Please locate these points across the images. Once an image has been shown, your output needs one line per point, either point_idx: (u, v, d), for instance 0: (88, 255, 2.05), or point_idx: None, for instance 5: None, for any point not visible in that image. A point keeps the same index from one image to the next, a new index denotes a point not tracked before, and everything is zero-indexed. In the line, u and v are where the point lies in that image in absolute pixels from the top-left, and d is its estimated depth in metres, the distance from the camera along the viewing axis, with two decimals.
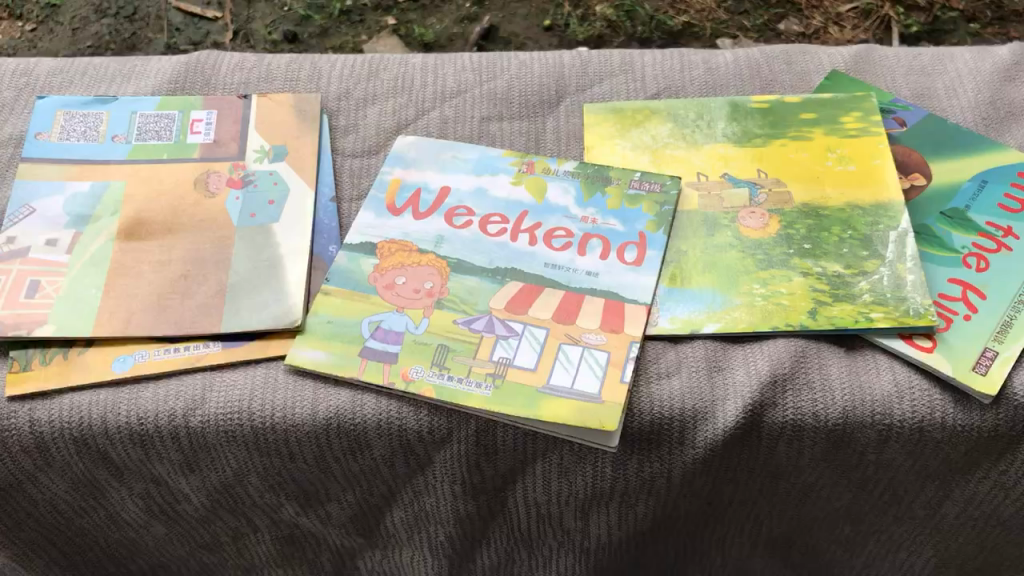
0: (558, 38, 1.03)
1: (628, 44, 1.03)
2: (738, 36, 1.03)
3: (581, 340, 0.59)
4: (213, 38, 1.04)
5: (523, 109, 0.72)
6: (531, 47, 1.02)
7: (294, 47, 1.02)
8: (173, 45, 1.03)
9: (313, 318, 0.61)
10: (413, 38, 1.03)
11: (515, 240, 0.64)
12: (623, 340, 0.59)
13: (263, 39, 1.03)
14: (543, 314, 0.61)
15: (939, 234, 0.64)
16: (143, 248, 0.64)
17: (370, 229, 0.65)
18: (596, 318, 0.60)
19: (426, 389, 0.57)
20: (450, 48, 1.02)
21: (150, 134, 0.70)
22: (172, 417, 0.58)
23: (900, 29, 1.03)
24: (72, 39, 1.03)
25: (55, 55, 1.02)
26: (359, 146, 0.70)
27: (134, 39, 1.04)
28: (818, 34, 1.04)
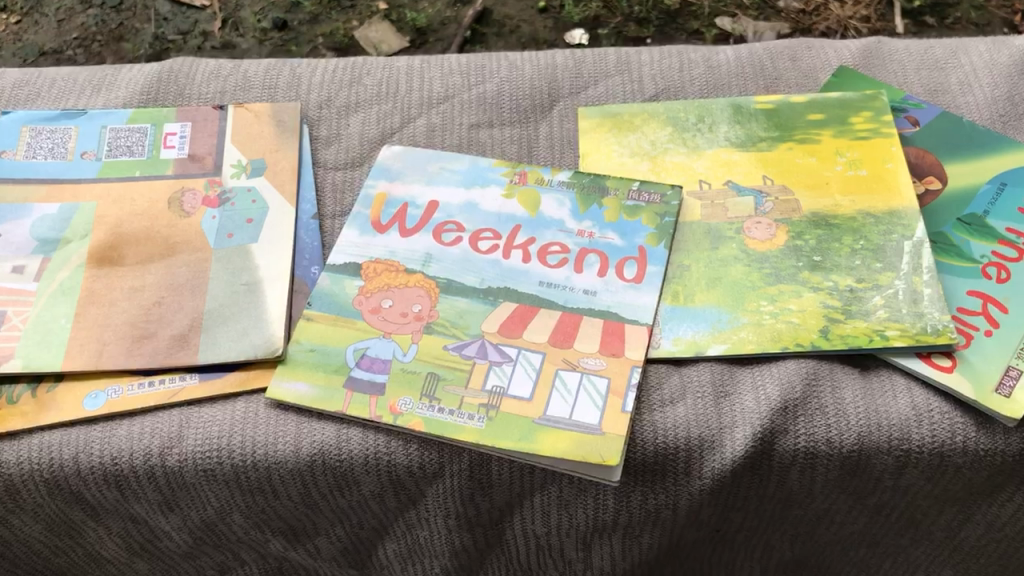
0: (553, 20, 0.99)
1: (626, 25, 0.99)
2: (738, 14, 0.99)
3: (579, 366, 0.56)
4: (201, 27, 0.99)
5: (514, 114, 0.68)
6: (526, 30, 0.99)
7: (284, 34, 0.99)
8: (161, 36, 0.99)
9: (295, 347, 0.57)
10: (405, 23, 0.99)
11: (508, 257, 0.61)
12: (624, 366, 0.56)
13: (252, 27, 0.99)
14: (538, 337, 0.57)
15: (956, 242, 0.60)
16: (116, 275, 0.61)
17: (354, 248, 0.62)
18: (594, 342, 0.57)
19: (415, 423, 0.54)
20: (444, 33, 0.99)
21: (121, 150, 0.66)
22: (147, 456, 0.55)
23: (903, 4, 0.99)
24: (58, 30, 0.99)
25: (41, 48, 0.98)
26: (342, 157, 0.67)
27: (121, 29, 1.00)
28: (818, 10, 0.99)
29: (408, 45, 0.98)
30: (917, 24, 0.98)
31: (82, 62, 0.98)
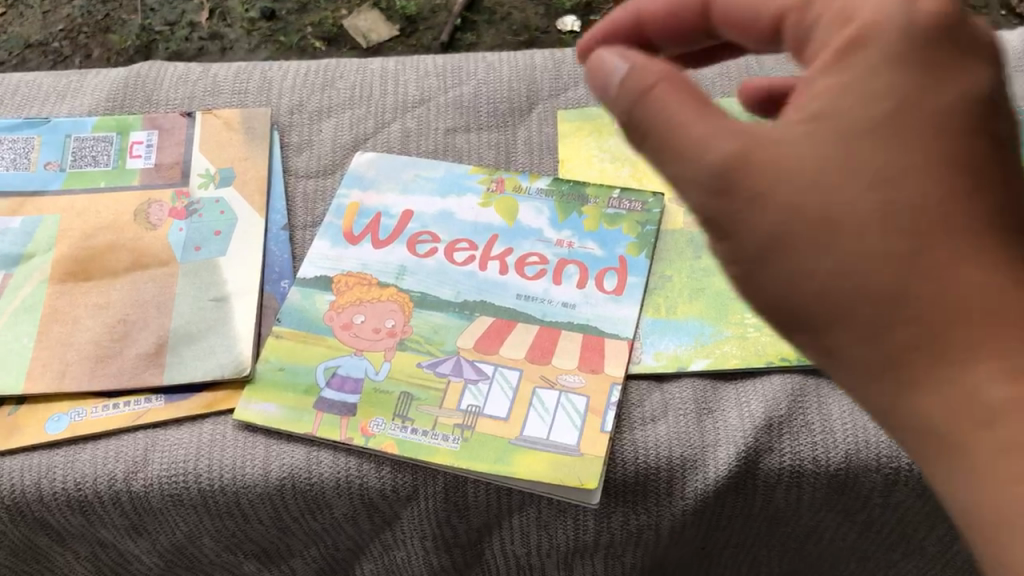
0: (545, 7, 0.98)
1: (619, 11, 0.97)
2: None
3: (558, 383, 0.54)
4: (188, 17, 0.97)
5: (492, 118, 0.66)
6: (518, 16, 0.97)
7: (272, 24, 0.97)
8: (148, 26, 0.97)
9: (264, 366, 0.56)
10: (395, 11, 0.97)
11: (485, 269, 0.59)
12: (603, 384, 0.54)
13: (240, 18, 0.97)
14: (515, 353, 0.55)
15: None
16: (80, 291, 0.59)
17: (326, 261, 0.60)
18: (573, 358, 0.55)
19: (387, 445, 0.52)
20: (434, 20, 0.97)
21: (86, 160, 0.64)
22: (111, 482, 0.53)
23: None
24: (44, 22, 0.97)
25: (27, 41, 0.96)
26: (313, 165, 0.65)
27: (108, 21, 0.98)
28: None
29: (398, 34, 0.96)
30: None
31: (68, 54, 0.96)
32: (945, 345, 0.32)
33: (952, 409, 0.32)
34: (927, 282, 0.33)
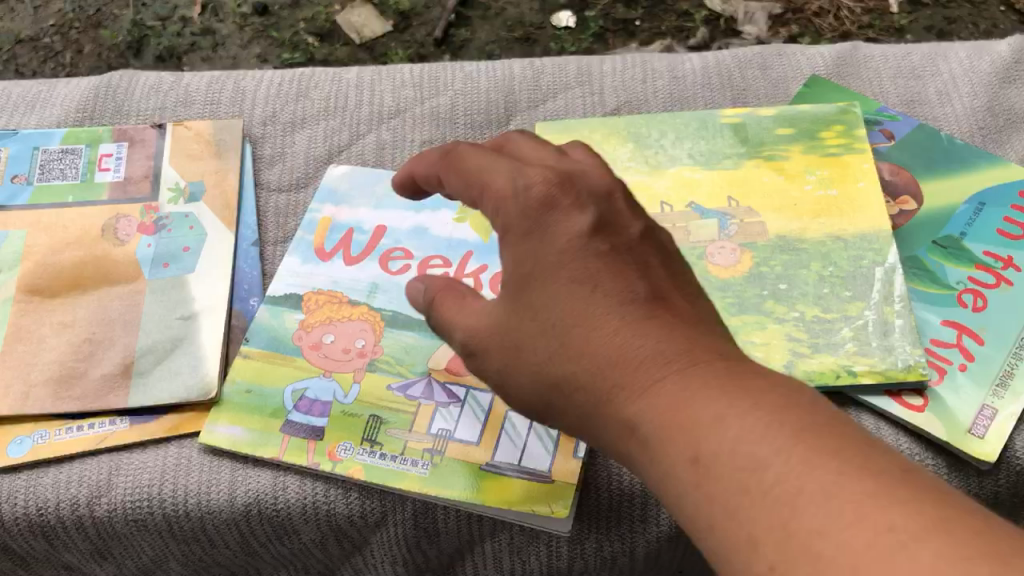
0: (540, 3, 0.98)
1: (613, 6, 0.98)
2: None
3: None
4: (180, 12, 0.96)
5: (469, 130, 0.65)
6: (513, 12, 0.97)
7: (265, 19, 0.96)
8: (139, 21, 0.96)
9: (230, 388, 0.54)
10: (388, 6, 0.97)
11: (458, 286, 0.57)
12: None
13: (231, 13, 0.97)
14: None
15: (931, 267, 0.57)
16: (45, 309, 0.57)
17: (296, 278, 0.58)
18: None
19: (354, 470, 0.51)
20: (428, 16, 0.97)
21: (54, 173, 0.63)
22: (74, 507, 0.52)
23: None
24: (35, 17, 0.97)
25: (18, 35, 0.95)
26: (285, 178, 0.63)
27: (99, 16, 0.97)
28: None
29: (390, 29, 0.96)
30: (913, 3, 0.98)
31: (60, 50, 0.95)
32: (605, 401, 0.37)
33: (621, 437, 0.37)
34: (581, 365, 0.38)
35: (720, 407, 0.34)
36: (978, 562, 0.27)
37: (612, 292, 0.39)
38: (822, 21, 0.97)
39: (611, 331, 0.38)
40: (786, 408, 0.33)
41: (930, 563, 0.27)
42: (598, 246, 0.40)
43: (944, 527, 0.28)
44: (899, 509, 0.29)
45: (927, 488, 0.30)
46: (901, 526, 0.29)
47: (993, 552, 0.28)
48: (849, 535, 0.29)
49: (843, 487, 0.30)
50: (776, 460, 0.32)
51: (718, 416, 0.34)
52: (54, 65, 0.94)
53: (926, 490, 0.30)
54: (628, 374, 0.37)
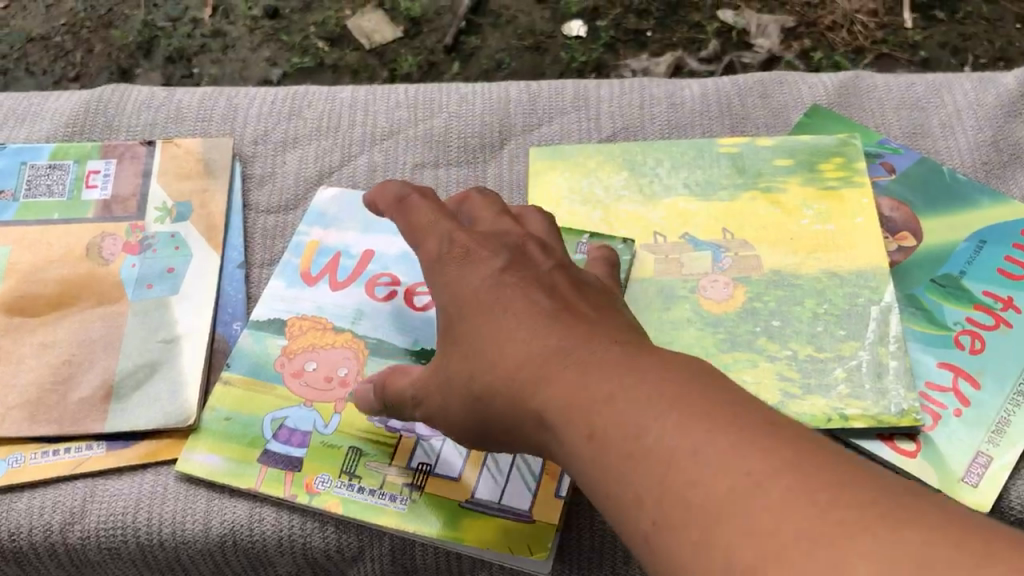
0: (551, 11, 0.98)
1: (625, 17, 0.97)
2: (741, 7, 0.98)
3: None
4: (191, 14, 0.98)
5: (462, 153, 0.64)
6: (524, 21, 0.97)
7: (276, 23, 0.97)
8: (150, 22, 0.97)
9: (209, 415, 0.53)
10: (399, 12, 0.98)
11: None
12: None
13: (243, 16, 0.98)
14: None
15: (929, 307, 0.56)
16: (26, 329, 0.56)
17: (281, 302, 0.58)
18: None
19: (331, 504, 0.50)
20: (439, 23, 0.97)
21: (40, 189, 0.62)
22: (47, 533, 0.51)
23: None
24: (46, 16, 0.98)
25: (30, 34, 0.97)
26: (275, 200, 0.63)
27: (110, 16, 0.98)
28: (824, 3, 0.99)
29: (401, 35, 0.97)
30: (927, 18, 0.97)
31: (70, 49, 0.96)
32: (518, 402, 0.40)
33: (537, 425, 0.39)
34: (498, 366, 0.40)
35: (608, 386, 0.36)
36: (822, 496, 0.29)
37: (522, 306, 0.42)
38: (835, 35, 0.97)
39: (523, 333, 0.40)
40: (668, 378, 0.35)
41: (782, 505, 0.30)
42: (508, 276, 0.43)
43: (796, 469, 0.31)
44: (759, 457, 0.31)
45: (792, 438, 0.32)
46: (758, 470, 0.31)
47: (839, 487, 0.30)
48: (714, 483, 0.31)
49: (711, 442, 0.32)
50: (655, 424, 0.34)
51: (607, 394, 0.36)
52: (65, 64, 0.95)
53: (787, 437, 0.32)
54: (534, 369, 0.39)
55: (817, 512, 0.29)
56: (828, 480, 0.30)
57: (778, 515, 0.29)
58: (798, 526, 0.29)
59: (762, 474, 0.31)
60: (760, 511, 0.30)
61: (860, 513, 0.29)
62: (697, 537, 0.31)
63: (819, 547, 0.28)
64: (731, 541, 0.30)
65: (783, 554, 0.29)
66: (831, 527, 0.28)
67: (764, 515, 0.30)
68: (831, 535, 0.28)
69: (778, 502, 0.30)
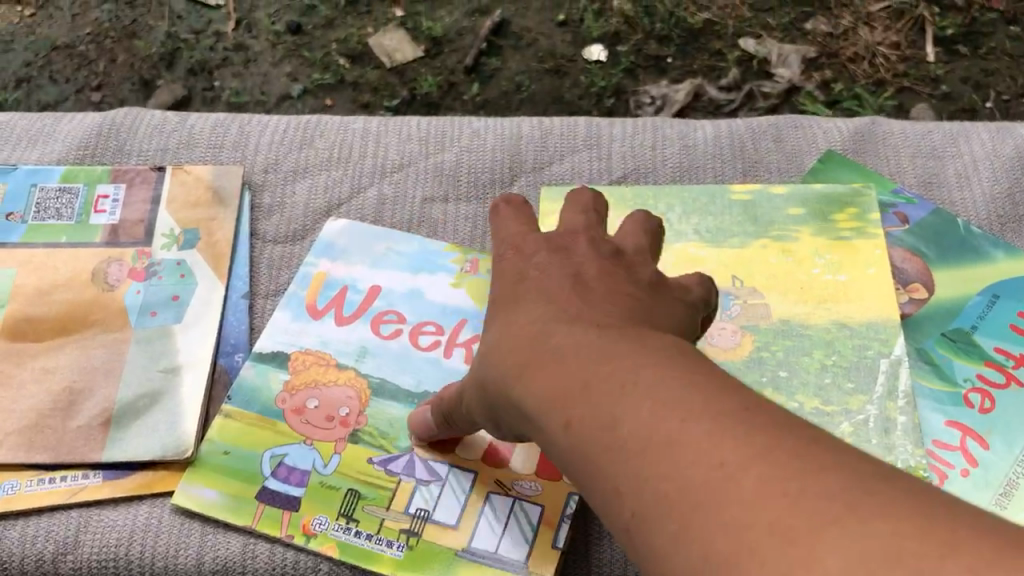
0: (572, 34, 0.98)
1: (646, 42, 0.97)
2: (763, 36, 0.97)
3: (513, 490, 0.51)
4: (215, 27, 0.98)
5: (472, 190, 0.64)
6: (544, 44, 0.97)
7: (298, 39, 0.97)
8: (174, 34, 0.97)
9: (208, 448, 0.53)
10: (421, 32, 0.97)
11: (449, 356, 0.57)
12: (559, 493, 0.51)
13: (266, 30, 0.98)
14: (472, 454, 0.53)
15: (939, 361, 0.55)
16: (28, 354, 0.56)
17: (285, 335, 0.57)
18: (531, 462, 0.52)
19: (327, 546, 0.50)
20: (460, 43, 0.97)
21: (50, 212, 0.62)
22: (39, 562, 0.51)
23: (935, 31, 0.98)
24: (72, 25, 0.98)
25: (54, 42, 0.97)
26: (283, 230, 0.62)
27: (135, 26, 0.98)
28: (846, 34, 0.98)
29: (422, 55, 0.96)
30: (949, 52, 0.97)
31: (94, 58, 0.96)
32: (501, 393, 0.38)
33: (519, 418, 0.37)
34: (487, 365, 0.39)
35: (586, 372, 0.34)
36: (793, 485, 0.27)
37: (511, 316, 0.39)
38: (857, 67, 0.96)
39: (519, 320, 0.38)
40: (642, 362, 0.33)
41: (752, 501, 0.27)
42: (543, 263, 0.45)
43: (769, 456, 0.28)
44: (731, 444, 0.29)
45: (771, 423, 0.29)
46: (731, 459, 0.28)
47: (815, 474, 0.27)
48: (687, 474, 0.29)
49: (683, 431, 0.30)
50: (629, 413, 0.32)
51: (583, 379, 0.34)
52: (88, 73, 0.96)
53: (763, 420, 0.30)
54: (518, 360, 0.37)
55: (789, 504, 0.27)
56: (806, 469, 0.27)
57: (752, 508, 0.27)
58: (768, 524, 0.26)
59: (734, 463, 0.28)
60: (734, 503, 0.27)
61: (830, 503, 0.26)
62: (673, 531, 0.28)
63: (789, 541, 0.26)
64: (705, 535, 0.28)
65: (754, 550, 0.26)
66: (801, 518, 0.26)
67: (736, 507, 0.27)
68: (802, 530, 0.26)
69: (752, 495, 0.27)
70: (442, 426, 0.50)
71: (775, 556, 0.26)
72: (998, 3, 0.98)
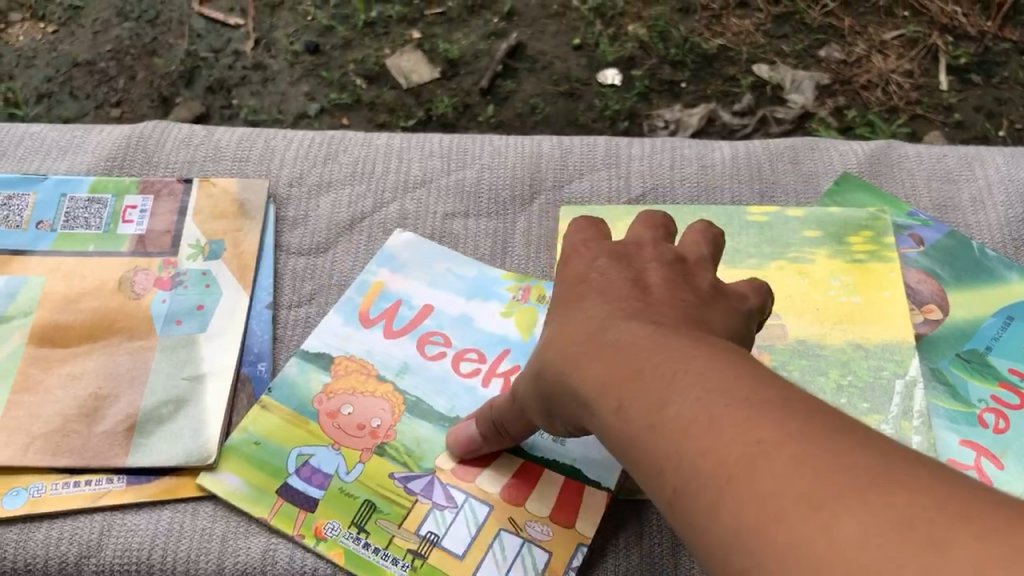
0: (587, 58, 0.99)
1: (660, 67, 0.98)
2: (776, 62, 0.99)
3: (523, 530, 0.51)
4: (234, 46, 1.00)
5: (492, 206, 0.65)
6: (560, 67, 0.99)
7: (315, 58, 0.99)
8: (193, 52, 0.99)
9: (241, 437, 0.55)
10: (438, 53, 0.99)
11: (487, 385, 0.57)
12: (568, 542, 0.51)
13: (284, 49, 1.00)
14: (491, 487, 0.53)
15: (953, 381, 0.55)
16: (56, 359, 0.57)
17: (334, 338, 0.59)
18: (547, 504, 0.52)
19: (335, 552, 0.51)
20: (476, 65, 0.98)
21: (78, 221, 0.63)
22: (62, 564, 0.51)
23: (949, 59, 0.99)
24: (93, 42, 1.00)
25: (75, 59, 0.99)
26: (307, 242, 0.64)
27: (155, 44, 1.00)
28: (860, 62, 0.99)
29: (438, 76, 0.98)
30: (963, 81, 0.98)
31: (114, 75, 0.98)
32: (558, 379, 0.41)
33: (571, 403, 0.40)
34: (547, 356, 0.42)
35: (640, 362, 0.36)
36: (824, 463, 0.29)
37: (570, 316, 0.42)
38: (870, 94, 0.97)
39: (577, 318, 0.42)
40: (694, 355, 0.35)
41: (784, 472, 0.29)
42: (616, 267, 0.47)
43: (806, 435, 0.30)
44: (772, 425, 0.31)
45: (808, 410, 0.31)
46: (768, 437, 0.30)
47: (846, 453, 0.29)
48: (724, 449, 0.31)
49: (727, 413, 0.32)
50: (678, 398, 0.34)
51: (637, 367, 0.36)
52: (108, 89, 0.97)
53: (801, 408, 0.31)
54: (579, 350, 0.40)
55: (817, 476, 0.28)
56: (835, 449, 0.29)
57: (783, 478, 0.29)
58: (796, 491, 0.28)
59: (770, 440, 0.30)
60: (765, 475, 0.30)
61: (856, 478, 0.28)
62: (707, 501, 0.31)
63: (813, 508, 0.28)
64: (736, 505, 0.30)
65: (779, 516, 0.28)
66: (827, 489, 0.28)
67: (766, 479, 0.29)
68: (827, 497, 0.28)
69: (783, 467, 0.29)
70: (492, 438, 0.52)
71: (796, 523, 0.28)
72: (1011, 33, 1.00)
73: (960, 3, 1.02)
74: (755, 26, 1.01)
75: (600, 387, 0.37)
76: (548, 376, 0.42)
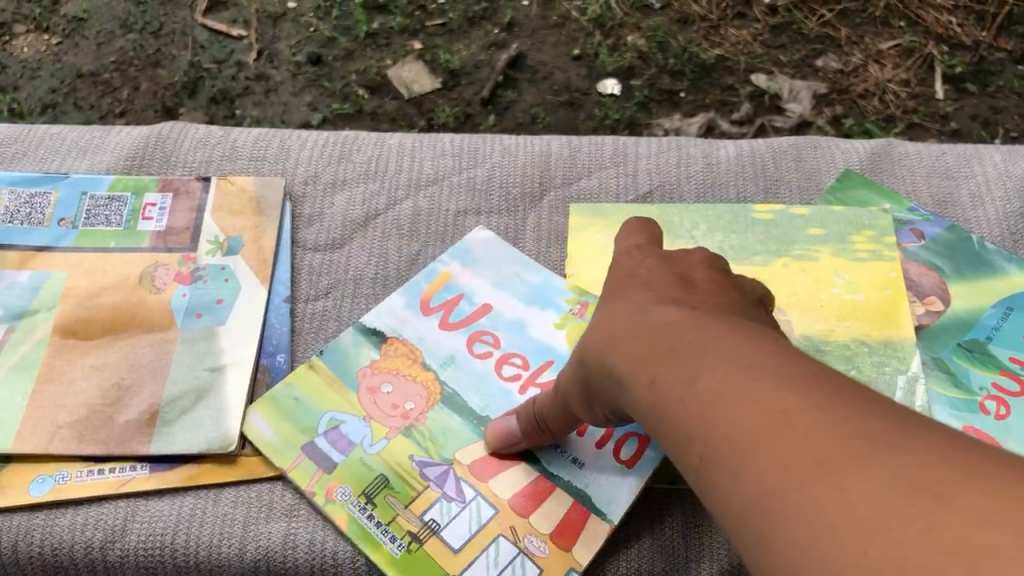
0: (587, 67, 1.01)
1: (659, 77, 1.00)
2: (774, 72, 1.00)
3: (522, 541, 0.52)
4: (237, 57, 1.01)
5: (503, 202, 0.66)
6: (559, 77, 1.00)
7: (317, 69, 1.01)
8: (196, 63, 1.01)
9: (282, 389, 0.58)
10: (439, 64, 1.01)
11: (524, 391, 0.58)
12: (562, 563, 0.51)
13: (287, 61, 1.01)
14: (501, 492, 0.54)
15: (955, 370, 0.57)
16: (79, 351, 0.59)
17: (392, 317, 0.61)
18: (550, 521, 0.53)
19: (341, 516, 0.53)
20: (476, 76, 1.00)
21: (99, 218, 0.65)
22: (88, 549, 0.53)
23: (944, 69, 1.01)
24: (97, 53, 1.02)
25: (79, 71, 1.00)
26: (322, 238, 0.65)
27: (158, 55, 1.01)
28: (857, 71, 1.01)
29: (440, 86, 1.00)
30: (958, 90, 1.00)
31: (118, 86, 1.00)
32: (592, 355, 0.43)
33: (603, 378, 0.43)
34: (588, 335, 0.45)
35: (676, 339, 0.39)
36: (840, 431, 0.31)
37: (617, 300, 0.45)
38: (867, 103, 0.99)
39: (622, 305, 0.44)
40: (726, 334, 0.38)
41: (804, 438, 0.31)
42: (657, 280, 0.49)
43: (825, 406, 0.32)
44: (794, 396, 0.33)
45: (828, 384, 0.33)
46: (792, 408, 0.33)
47: (860, 420, 0.31)
48: (751, 420, 0.33)
49: (754, 386, 0.34)
50: (709, 371, 0.36)
51: (672, 345, 0.39)
52: (112, 100, 0.99)
53: (822, 383, 0.34)
54: (617, 328, 0.42)
55: (834, 441, 0.31)
56: (847, 418, 0.31)
57: (803, 443, 0.31)
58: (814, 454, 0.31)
59: (794, 410, 0.33)
60: (787, 442, 0.32)
61: (868, 444, 0.30)
62: (733, 469, 0.33)
63: (830, 472, 0.30)
64: (760, 470, 0.32)
65: (799, 478, 0.31)
66: (842, 451, 0.30)
67: (788, 444, 0.32)
68: (843, 460, 0.30)
69: (804, 434, 0.32)
70: (532, 433, 0.53)
71: (813, 484, 0.30)
72: (1005, 43, 1.02)
73: (954, 13, 1.04)
74: (753, 35, 1.03)
75: (634, 363, 0.40)
76: (585, 355, 0.44)
